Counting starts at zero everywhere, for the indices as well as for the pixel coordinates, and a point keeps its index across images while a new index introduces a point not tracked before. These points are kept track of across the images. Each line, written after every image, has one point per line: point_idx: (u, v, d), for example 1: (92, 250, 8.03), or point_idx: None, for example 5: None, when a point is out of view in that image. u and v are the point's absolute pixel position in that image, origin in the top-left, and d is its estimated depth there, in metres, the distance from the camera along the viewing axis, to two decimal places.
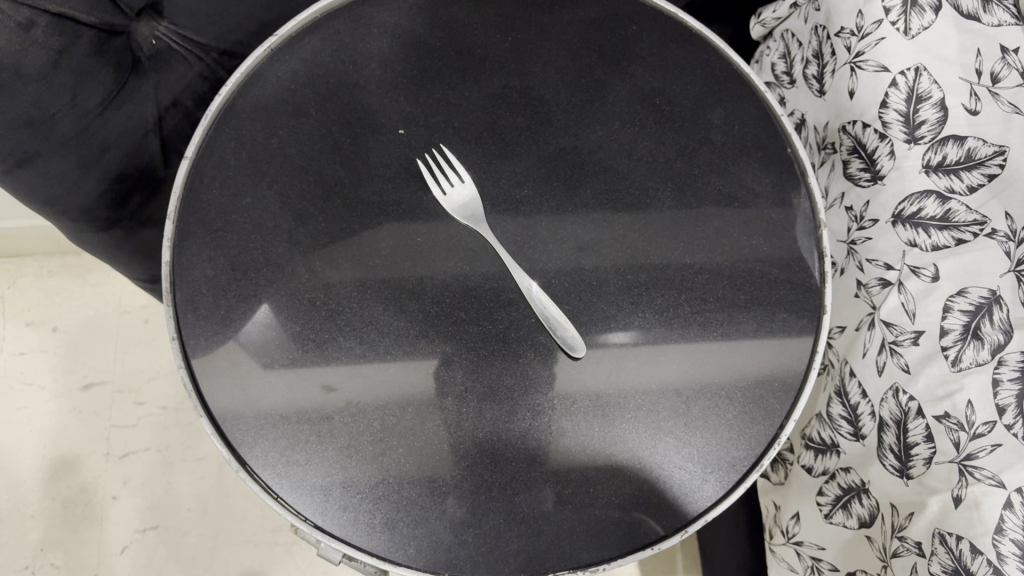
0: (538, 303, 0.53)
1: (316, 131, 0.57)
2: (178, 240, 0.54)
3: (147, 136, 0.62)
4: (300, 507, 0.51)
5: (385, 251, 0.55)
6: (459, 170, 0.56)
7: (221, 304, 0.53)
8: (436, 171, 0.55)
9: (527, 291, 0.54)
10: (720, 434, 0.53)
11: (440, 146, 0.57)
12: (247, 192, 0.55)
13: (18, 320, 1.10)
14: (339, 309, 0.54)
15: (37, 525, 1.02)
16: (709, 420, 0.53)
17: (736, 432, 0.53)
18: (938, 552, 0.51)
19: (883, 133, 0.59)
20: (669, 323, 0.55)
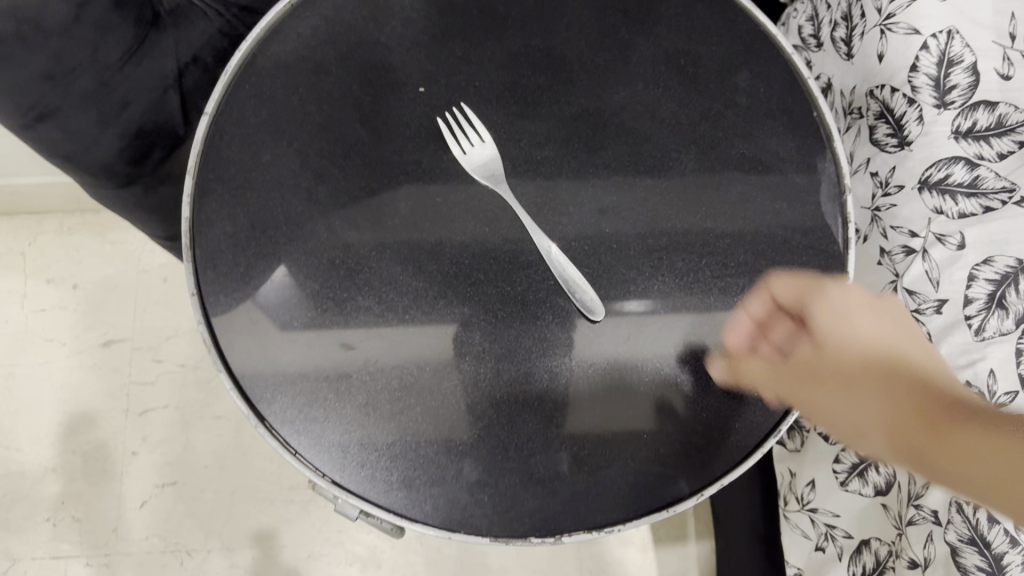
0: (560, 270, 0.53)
1: (336, 89, 0.56)
2: (198, 196, 0.54)
3: (167, 93, 0.61)
4: (318, 464, 0.51)
5: (405, 212, 0.55)
6: (479, 130, 0.55)
7: (240, 261, 0.53)
8: (455, 131, 0.55)
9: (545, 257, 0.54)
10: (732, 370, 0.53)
11: (460, 104, 0.56)
12: (266, 149, 0.55)
13: (39, 277, 1.11)
14: (358, 268, 0.53)
15: (56, 479, 1.03)
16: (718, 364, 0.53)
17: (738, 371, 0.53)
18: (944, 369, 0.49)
19: (911, 98, 0.58)
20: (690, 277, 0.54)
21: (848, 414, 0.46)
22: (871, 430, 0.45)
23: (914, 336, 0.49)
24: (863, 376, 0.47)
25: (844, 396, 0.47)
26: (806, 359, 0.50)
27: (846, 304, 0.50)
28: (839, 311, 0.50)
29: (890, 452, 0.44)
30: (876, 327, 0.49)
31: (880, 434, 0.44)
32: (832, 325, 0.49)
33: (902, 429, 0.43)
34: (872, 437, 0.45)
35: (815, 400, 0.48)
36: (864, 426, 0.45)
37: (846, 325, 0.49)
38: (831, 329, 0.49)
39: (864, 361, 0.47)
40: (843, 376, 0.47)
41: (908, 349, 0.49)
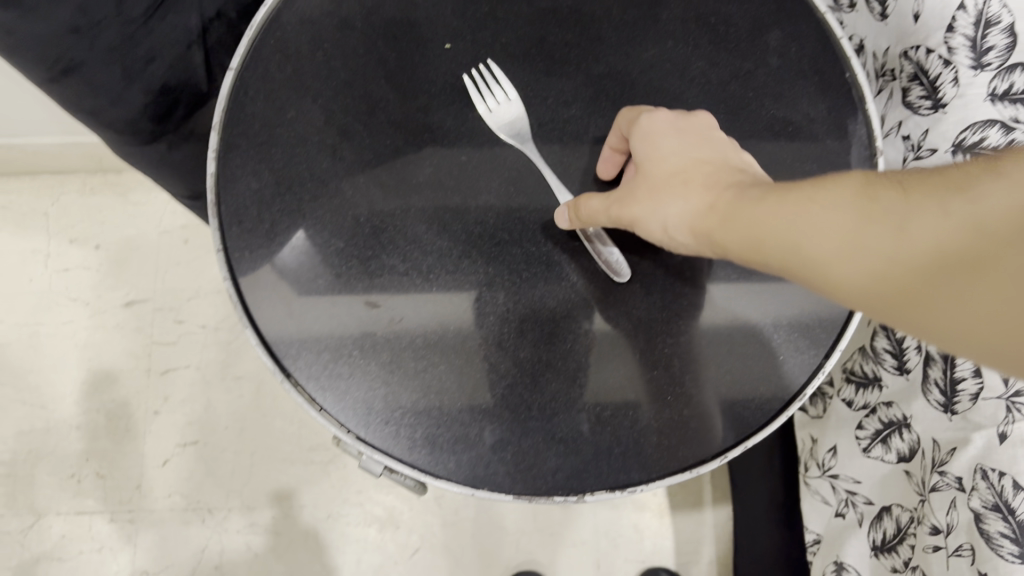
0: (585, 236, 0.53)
1: (361, 45, 0.56)
2: (224, 152, 0.53)
3: (191, 49, 0.62)
4: (343, 420, 0.51)
5: (430, 170, 0.55)
6: (505, 86, 0.54)
7: (266, 218, 0.53)
8: (481, 88, 0.54)
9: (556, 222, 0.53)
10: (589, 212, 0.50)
11: (487, 60, 0.56)
12: (291, 105, 0.54)
13: (62, 237, 1.11)
14: (383, 226, 0.53)
15: (80, 437, 1.05)
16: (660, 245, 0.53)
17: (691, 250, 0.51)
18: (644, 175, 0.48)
19: (947, 60, 0.56)
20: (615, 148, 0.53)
21: (670, 209, 0.46)
22: (699, 223, 0.44)
23: (657, 160, 0.48)
24: (691, 173, 0.46)
25: (653, 207, 0.47)
26: (627, 192, 0.49)
27: (653, 125, 0.50)
28: (651, 131, 0.49)
29: (697, 239, 0.44)
30: (679, 144, 0.48)
31: (698, 242, 0.45)
32: (651, 142, 0.49)
33: (708, 227, 0.43)
34: (693, 219, 0.45)
35: (633, 212, 0.48)
36: (689, 214, 0.45)
37: (663, 145, 0.48)
38: (649, 152, 0.49)
39: (652, 207, 0.47)
40: (648, 214, 0.47)
41: (730, 153, 0.48)
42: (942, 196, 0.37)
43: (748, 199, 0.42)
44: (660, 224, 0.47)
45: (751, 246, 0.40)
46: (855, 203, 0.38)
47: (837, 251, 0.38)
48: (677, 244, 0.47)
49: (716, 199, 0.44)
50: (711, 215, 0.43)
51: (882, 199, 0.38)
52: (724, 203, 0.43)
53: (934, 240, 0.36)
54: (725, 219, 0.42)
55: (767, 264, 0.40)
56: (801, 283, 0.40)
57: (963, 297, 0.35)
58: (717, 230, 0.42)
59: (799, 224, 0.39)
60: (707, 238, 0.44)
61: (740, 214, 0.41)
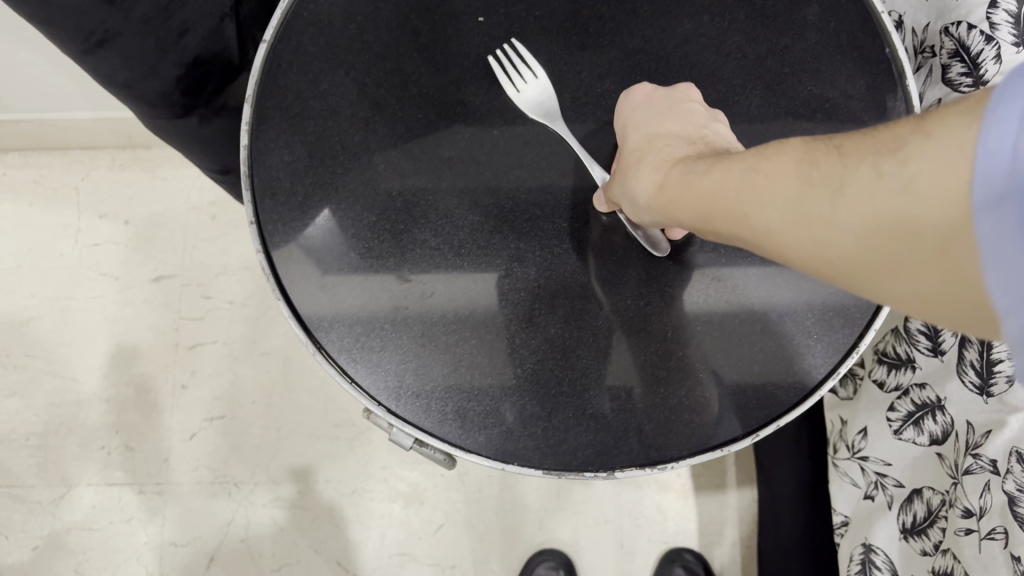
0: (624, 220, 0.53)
1: (394, 18, 0.55)
2: (257, 124, 0.54)
3: (223, 21, 0.61)
4: (373, 392, 0.51)
5: (462, 145, 0.54)
6: (533, 67, 0.54)
7: (299, 191, 0.53)
8: (509, 72, 0.54)
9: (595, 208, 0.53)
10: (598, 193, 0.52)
11: (514, 39, 0.55)
12: (324, 78, 0.54)
13: (92, 212, 1.12)
14: (415, 200, 0.53)
15: (110, 409, 1.06)
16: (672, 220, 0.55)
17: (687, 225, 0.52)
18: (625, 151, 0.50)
19: (989, 36, 0.55)
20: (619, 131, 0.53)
21: (631, 184, 0.47)
22: (654, 199, 0.45)
23: (632, 136, 0.50)
24: (652, 146, 0.48)
25: (620, 187, 0.49)
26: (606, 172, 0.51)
27: (631, 103, 0.52)
28: (628, 113, 0.51)
29: (653, 213, 0.46)
30: (648, 118, 0.50)
31: (655, 216, 0.46)
32: (627, 124, 0.51)
33: (665, 202, 0.44)
34: (652, 196, 0.46)
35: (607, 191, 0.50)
36: (648, 190, 0.46)
37: (630, 125, 0.51)
38: (625, 133, 0.51)
39: (618, 186, 0.49)
40: (619, 194, 0.49)
41: (700, 122, 0.49)
42: (879, 156, 0.32)
43: (709, 174, 0.41)
44: (627, 202, 0.49)
45: (714, 220, 0.40)
46: (800, 169, 0.35)
47: (781, 223, 0.35)
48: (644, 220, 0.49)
49: (672, 175, 0.45)
50: (665, 193, 0.44)
51: (823, 162, 0.35)
52: (683, 178, 0.43)
53: (860, 210, 0.31)
54: (682, 198, 0.43)
55: (735, 237, 0.40)
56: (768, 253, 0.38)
57: (899, 273, 0.31)
58: (677, 206, 0.43)
59: (749, 196, 0.37)
60: (668, 216, 0.45)
61: (700, 190, 0.41)
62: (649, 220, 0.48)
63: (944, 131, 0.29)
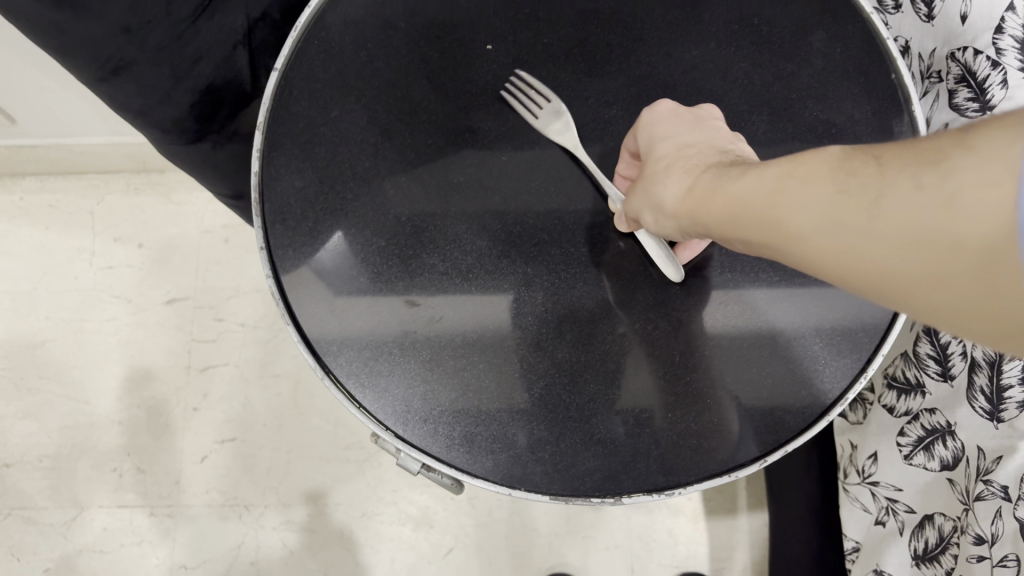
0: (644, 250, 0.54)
1: (404, 46, 0.56)
2: (268, 150, 0.54)
3: (236, 50, 0.62)
4: (381, 417, 0.52)
5: (470, 171, 0.55)
6: (543, 92, 0.55)
7: (309, 216, 0.54)
8: (521, 99, 0.55)
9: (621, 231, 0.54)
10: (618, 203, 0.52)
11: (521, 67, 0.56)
12: (335, 104, 0.55)
13: (107, 236, 1.14)
14: (423, 226, 0.54)
15: (122, 432, 1.06)
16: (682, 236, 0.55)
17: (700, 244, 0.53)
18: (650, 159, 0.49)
19: (996, 61, 0.55)
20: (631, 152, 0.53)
21: (658, 191, 0.46)
22: (679, 205, 0.44)
23: (656, 145, 0.49)
24: (676, 154, 0.47)
25: (645, 195, 0.48)
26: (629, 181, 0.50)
27: (654, 114, 0.51)
28: (652, 124, 0.50)
29: (679, 219, 0.45)
30: (675, 128, 0.49)
31: (680, 222, 0.45)
32: (648, 133, 0.50)
33: (692, 209, 0.43)
34: (677, 202, 0.45)
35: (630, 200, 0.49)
36: (673, 196, 0.45)
37: (653, 134, 0.50)
38: (648, 141, 0.50)
39: (641, 194, 0.48)
40: (639, 201, 0.48)
41: (725, 137, 0.49)
42: (913, 166, 0.31)
43: (735, 179, 0.40)
44: (647, 210, 0.48)
45: (735, 226, 0.39)
46: (833, 174, 0.34)
47: (814, 229, 0.34)
48: (667, 230, 0.47)
49: (698, 182, 0.44)
50: (692, 199, 0.43)
51: (859, 172, 0.33)
52: (711, 184, 0.42)
53: (901, 223, 0.31)
54: (708, 201, 0.41)
55: (755, 244, 0.39)
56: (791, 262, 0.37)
57: (944, 288, 0.30)
58: (702, 211, 0.42)
59: (776, 202, 0.36)
60: (691, 221, 0.43)
61: (726, 194, 0.40)
62: (670, 228, 0.47)
63: (988, 144, 0.28)
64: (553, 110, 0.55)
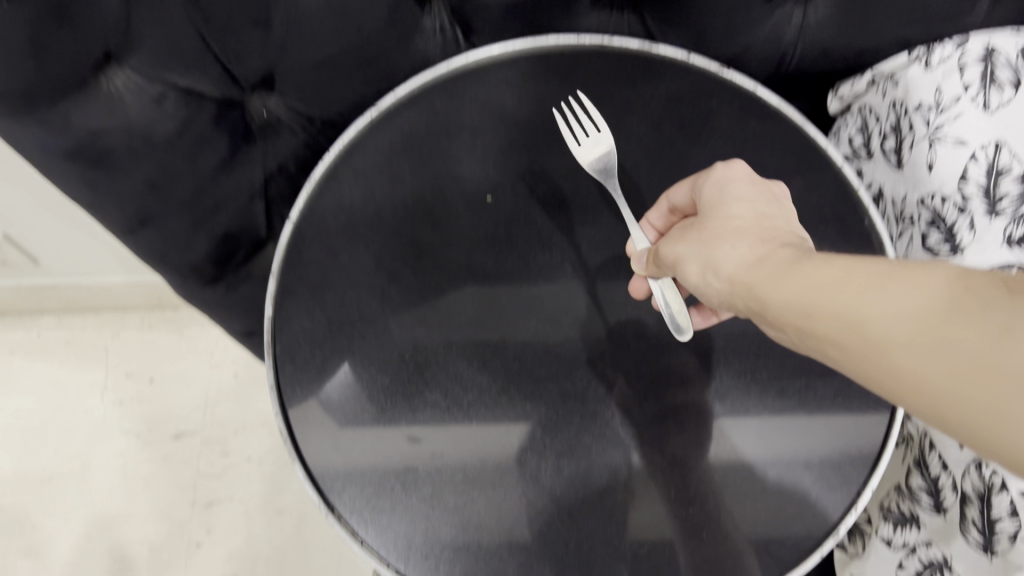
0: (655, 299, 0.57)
1: (410, 197, 0.60)
2: (281, 294, 0.58)
3: (252, 199, 0.66)
4: (383, 553, 0.52)
5: (471, 312, 0.58)
6: (595, 119, 0.59)
7: (318, 355, 0.56)
8: (572, 122, 0.59)
9: (632, 288, 0.59)
10: (654, 249, 0.53)
11: (577, 92, 0.61)
12: (344, 249, 0.59)
13: (118, 370, 1.16)
14: (426, 365, 0.56)
15: (122, 569, 1.06)
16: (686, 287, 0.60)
17: (713, 313, 0.57)
18: (710, 216, 0.50)
19: (963, 207, 0.60)
20: (666, 208, 0.59)
21: (719, 250, 0.47)
22: (743, 274, 0.45)
23: (723, 204, 0.50)
24: (745, 220, 0.48)
25: (700, 250, 0.48)
26: (680, 232, 0.51)
27: (727, 175, 0.53)
28: (722, 184, 0.52)
29: (733, 286, 0.45)
30: (745, 194, 0.51)
31: (733, 290, 0.46)
32: (717, 196, 0.51)
33: (754, 280, 0.44)
34: (740, 269, 0.45)
35: (676, 253, 0.49)
36: (739, 261, 0.45)
37: (722, 198, 0.51)
38: (714, 203, 0.51)
39: (696, 249, 0.48)
40: (690, 252, 0.49)
41: (783, 207, 0.51)
42: None
43: (816, 264, 0.41)
44: (698, 263, 0.48)
45: (804, 312, 0.40)
46: (942, 295, 0.37)
47: (909, 340, 0.36)
48: (710, 291, 0.48)
49: (771, 256, 0.44)
50: (762, 270, 0.44)
51: (977, 298, 0.36)
52: (786, 262, 0.43)
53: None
54: (783, 276, 0.42)
55: (815, 332, 0.40)
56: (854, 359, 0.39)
57: None
58: (766, 286, 0.43)
59: (870, 301, 0.38)
60: (751, 292, 0.44)
61: (804, 276, 0.41)
62: (716, 289, 0.47)
63: None
64: (600, 141, 0.59)
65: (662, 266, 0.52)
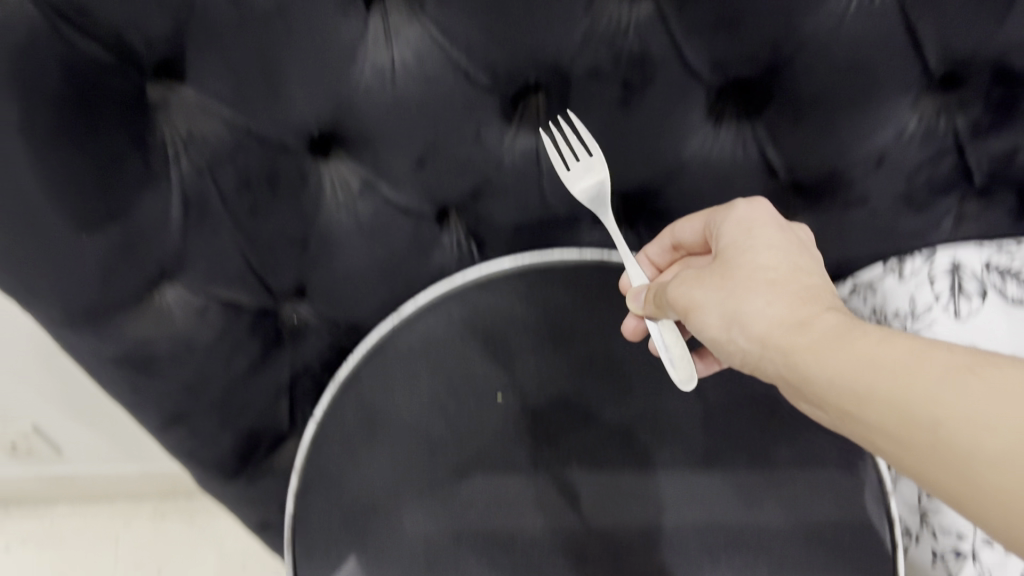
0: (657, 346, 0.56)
1: (427, 395, 0.63)
2: (303, 491, 0.61)
3: (277, 396, 0.70)
4: None
5: (482, 508, 0.60)
6: (586, 142, 0.57)
7: (332, 551, 0.59)
8: (563, 147, 0.58)
9: (625, 329, 0.63)
10: (660, 289, 0.53)
11: (568, 109, 0.59)
12: (363, 447, 0.61)
13: (128, 561, 1.16)
14: (435, 560, 0.58)
15: None
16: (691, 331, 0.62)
17: (714, 362, 0.62)
18: (739, 259, 0.49)
19: None
20: (668, 244, 0.63)
21: (746, 301, 0.46)
22: (778, 334, 0.45)
23: (755, 248, 0.49)
24: (777, 268, 0.48)
25: (723, 299, 0.47)
26: (706, 276, 0.50)
27: (749, 216, 0.52)
28: (742, 225, 0.51)
29: (764, 345, 0.45)
30: (775, 240, 0.50)
31: (761, 350, 0.46)
32: (742, 238, 0.51)
33: (790, 344, 0.44)
34: (772, 327, 0.45)
35: (694, 298, 0.49)
36: (772, 317, 0.45)
37: (743, 240, 0.50)
38: (738, 245, 0.50)
39: (719, 297, 0.47)
40: (711, 299, 0.48)
41: (805, 245, 0.50)
42: None
43: (877, 344, 0.42)
44: (719, 314, 0.47)
45: (859, 394, 0.41)
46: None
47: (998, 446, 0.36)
48: (726, 346, 0.48)
49: (813, 319, 0.44)
50: (807, 337, 0.44)
51: None
52: (834, 330, 0.43)
53: None
54: (834, 349, 0.42)
55: (876, 422, 0.40)
56: (905, 448, 0.39)
57: None
58: (810, 356, 0.43)
59: (941, 393, 0.39)
60: (789, 357, 0.44)
61: (859, 352, 0.41)
62: (732, 347, 0.47)
63: None
64: (591, 166, 0.57)
65: (670, 309, 0.51)
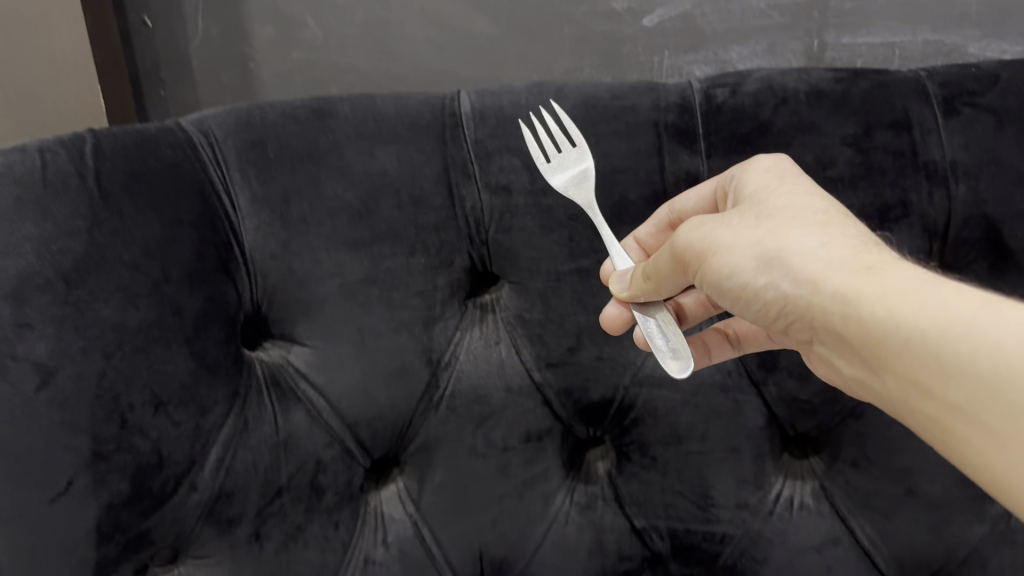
0: (648, 339, 0.46)
1: None
2: None
3: None
4: None
5: None
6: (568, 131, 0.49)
7: None
8: (540, 136, 0.50)
9: (604, 317, 0.48)
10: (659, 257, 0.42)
11: (549, 101, 0.52)
12: None
13: None
14: None
15: None
16: (685, 325, 0.51)
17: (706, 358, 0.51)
18: (772, 203, 0.40)
19: None
20: (666, 220, 0.49)
21: (790, 238, 0.37)
22: (836, 278, 0.35)
23: (796, 199, 0.40)
24: (825, 214, 0.39)
25: (755, 238, 0.38)
26: (725, 219, 0.40)
27: (768, 168, 0.43)
28: (759, 177, 0.43)
29: (797, 286, 0.37)
30: (815, 191, 0.41)
31: (798, 291, 0.37)
32: (771, 185, 0.42)
33: (853, 286, 0.34)
34: (827, 267, 0.36)
35: (718, 239, 0.39)
36: (827, 259, 0.36)
37: (773, 187, 0.41)
38: (768, 193, 0.41)
39: (755, 237, 0.38)
40: (741, 240, 0.38)
41: None
42: None
43: (979, 309, 0.30)
44: (754, 254, 0.38)
45: (938, 368, 0.30)
46: None
47: None
48: (760, 296, 0.38)
49: (885, 266, 0.34)
50: (874, 282, 0.34)
51: None
52: (912, 283, 0.33)
53: None
54: (905, 298, 0.32)
55: (947, 404, 0.30)
56: (991, 440, 0.29)
57: None
58: (873, 298, 0.33)
59: None
60: (852, 309, 0.34)
61: (947, 308, 0.31)
62: (770, 295, 0.38)
63: None
64: (579, 156, 0.49)
65: (677, 273, 0.42)
